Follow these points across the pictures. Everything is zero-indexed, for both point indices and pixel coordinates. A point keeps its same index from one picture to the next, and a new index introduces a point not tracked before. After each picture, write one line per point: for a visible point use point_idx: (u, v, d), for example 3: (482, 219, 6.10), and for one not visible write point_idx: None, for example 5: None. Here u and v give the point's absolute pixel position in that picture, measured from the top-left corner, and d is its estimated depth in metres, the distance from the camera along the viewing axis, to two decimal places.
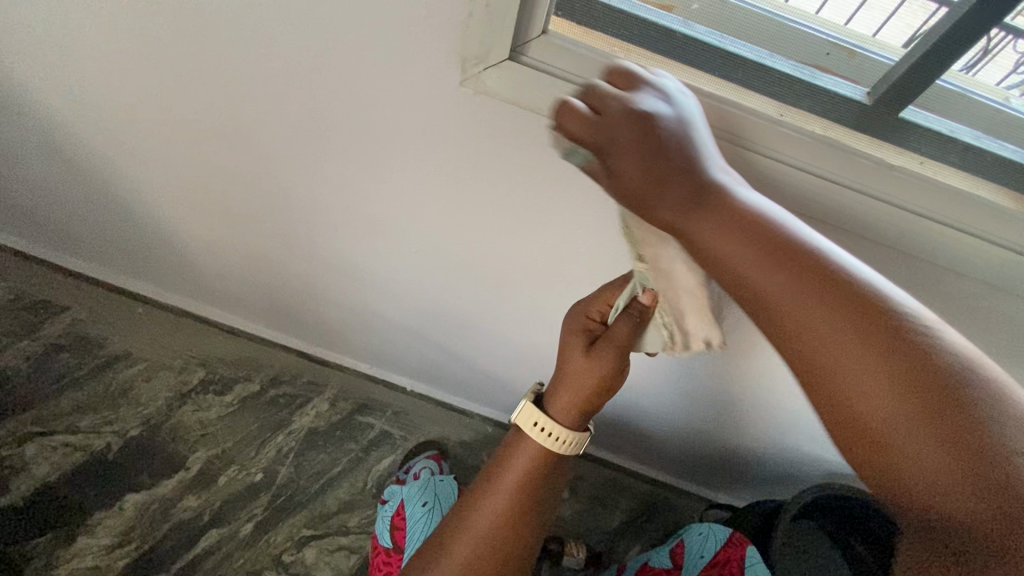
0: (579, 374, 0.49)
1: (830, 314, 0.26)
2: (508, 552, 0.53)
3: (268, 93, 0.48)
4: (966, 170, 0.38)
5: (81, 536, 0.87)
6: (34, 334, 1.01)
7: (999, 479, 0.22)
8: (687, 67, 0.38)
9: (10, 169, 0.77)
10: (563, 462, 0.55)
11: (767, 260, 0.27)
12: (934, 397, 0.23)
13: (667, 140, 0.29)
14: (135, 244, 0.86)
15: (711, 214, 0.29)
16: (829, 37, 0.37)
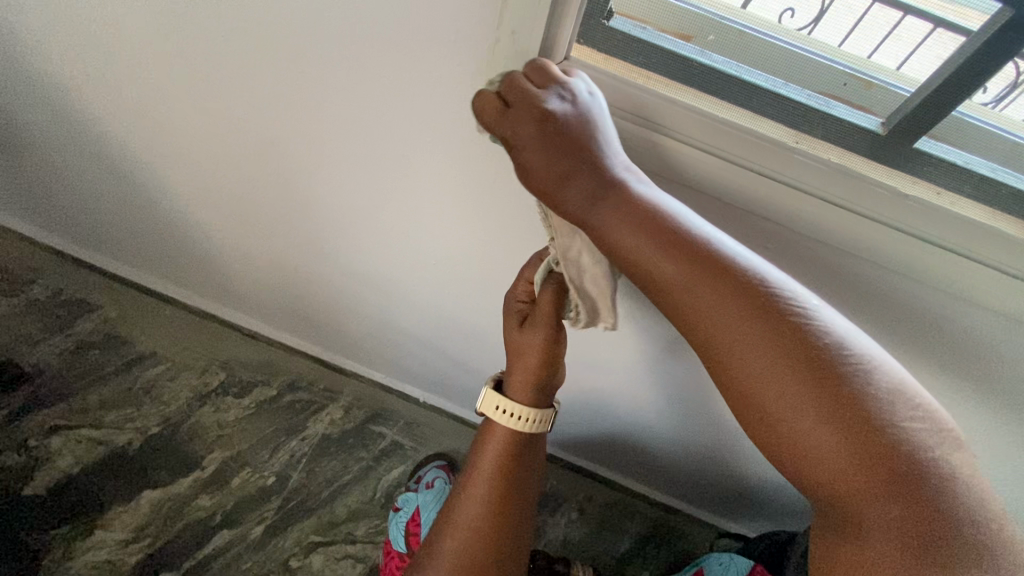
0: (524, 350, 0.50)
1: (734, 313, 0.33)
2: (493, 556, 0.54)
3: (303, 106, 0.51)
4: (981, 200, 0.39)
5: (98, 529, 0.89)
6: (66, 330, 1.05)
7: (847, 439, 0.30)
8: (704, 94, 0.38)
9: (59, 174, 0.81)
10: (535, 456, 0.57)
11: (703, 286, 0.33)
12: (838, 403, 0.31)
13: (573, 136, 0.34)
14: (168, 248, 0.90)
15: (622, 218, 0.35)
16: (847, 68, 0.38)
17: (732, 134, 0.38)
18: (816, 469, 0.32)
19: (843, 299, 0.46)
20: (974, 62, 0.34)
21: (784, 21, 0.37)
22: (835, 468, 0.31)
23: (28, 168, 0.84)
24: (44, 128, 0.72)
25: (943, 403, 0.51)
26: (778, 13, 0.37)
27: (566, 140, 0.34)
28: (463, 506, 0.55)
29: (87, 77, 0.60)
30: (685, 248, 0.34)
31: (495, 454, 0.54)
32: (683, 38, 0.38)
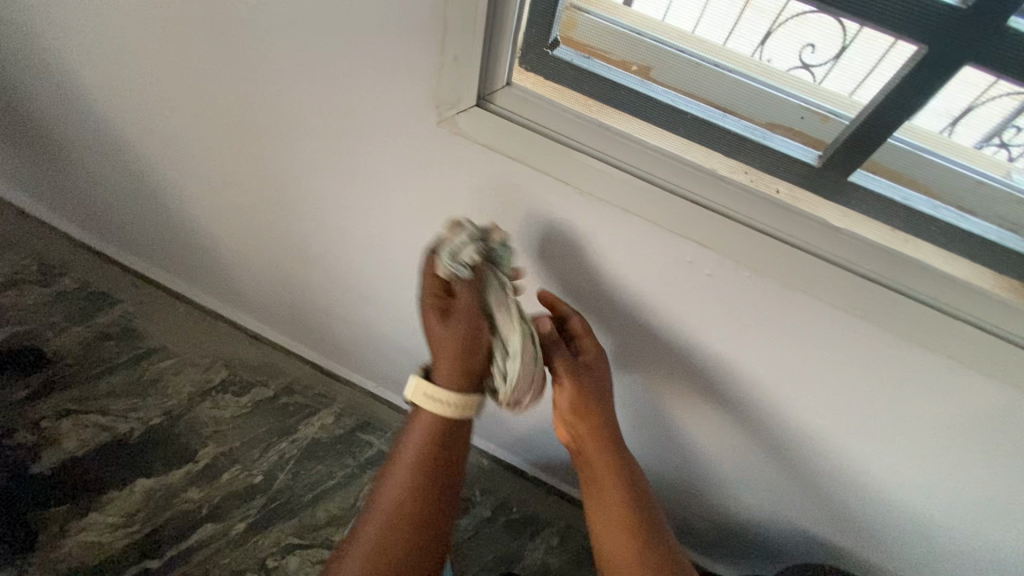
0: (441, 344, 0.53)
1: (618, 473, 0.64)
2: (404, 545, 0.60)
3: (289, 120, 0.55)
4: (913, 235, 0.39)
5: (92, 511, 0.93)
6: (88, 321, 1.12)
7: (636, 544, 0.63)
8: (640, 120, 0.40)
9: (92, 175, 0.89)
10: (460, 451, 0.62)
11: (610, 458, 0.64)
12: (639, 529, 0.64)
13: (602, 369, 0.58)
14: (184, 248, 0.96)
15: (591, 415, 0.61)
16: (801, 100, 0.37)
17: (665, 162, 0.40)
18: (618, 553, 0.64)
19: (790, 330, 0.46)
20: (897, 100, 0.34)
21: (805, 57, 0.35)
22: (624, 554, 0.63)
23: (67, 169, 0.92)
24: (79, 133, 0.80)
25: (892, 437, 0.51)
26: (796, 53, 0.36)
27: (598, 377, 0.58)
28: (388, 487, 0.61)
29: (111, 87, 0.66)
30: (608, 439, 0.63)
31: (419, 449, 0.59)
32: (621, 66, 0.40)
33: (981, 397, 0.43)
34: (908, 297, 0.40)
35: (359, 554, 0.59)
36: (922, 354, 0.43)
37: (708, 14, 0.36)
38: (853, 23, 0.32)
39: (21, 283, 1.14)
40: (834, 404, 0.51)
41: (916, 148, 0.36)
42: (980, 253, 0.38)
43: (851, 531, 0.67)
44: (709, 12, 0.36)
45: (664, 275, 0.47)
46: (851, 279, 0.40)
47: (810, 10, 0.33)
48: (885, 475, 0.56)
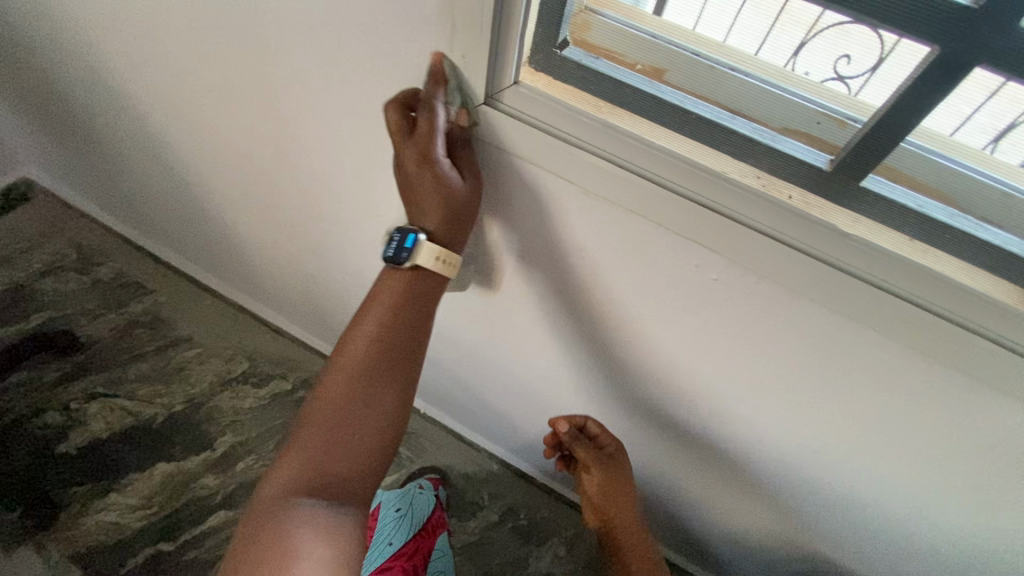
0: (452, 205, 0.46)
1: (638, 543, 0.77)
2: (345, 448, 0.49)
3: (318, 116, 0.58)
4: (928, 245, 0.37)
5: (113, 492, 0.97)
6: (120, 308, 1.16)
7: None
8: (645, 119, 0.41)
9: (138, 168, 0.95)
10: (419, 339, 0.52)
11: (631, 530, 0.77)
12: None
13: (620, 461, 0.75)
14: (216, 240, 1.01)
15: (613, 496, 0.76)
16: (818, 105, 0.37)
17: (669, 161, 0.40)
18: None
19: (797, 338, 0.46)
20: (903, 104, 0.33)
21: (839, 68, 0.34)
22: None
23: (114, 160, 0.98)
24: (129, 128, 0.85)
25: (900, 449, 0.50)
26: (830, 63, 0.34)
27: (620, 467, 0.75)
28: (354, 342, 0.51)
29: (161, 81, 0.71)
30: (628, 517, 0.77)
31: (365, 332, 0.51)
32: (626, 66, 0.41)
33: (997, 416, 0.42)
34: (920, 309, 0.38)
35: (293, 457, 0.49)
36: (934, 367, 0.41)
37: (738, 23, 0.36)
38: (871, 30, 0.31)
39: (59, 270, 1.19)
40: (843, 416, 0.51)
41: (949, 163, 0.35)
42: (1006, 267, 0.36)
43: (863, 545, 0.66)
44: (740, 21, 0.36)
45: (668, 275, 0.47)
46: (862, 287, 0.39)
47: (822, 9, 0.32)
48: (894, 489, 0.55)
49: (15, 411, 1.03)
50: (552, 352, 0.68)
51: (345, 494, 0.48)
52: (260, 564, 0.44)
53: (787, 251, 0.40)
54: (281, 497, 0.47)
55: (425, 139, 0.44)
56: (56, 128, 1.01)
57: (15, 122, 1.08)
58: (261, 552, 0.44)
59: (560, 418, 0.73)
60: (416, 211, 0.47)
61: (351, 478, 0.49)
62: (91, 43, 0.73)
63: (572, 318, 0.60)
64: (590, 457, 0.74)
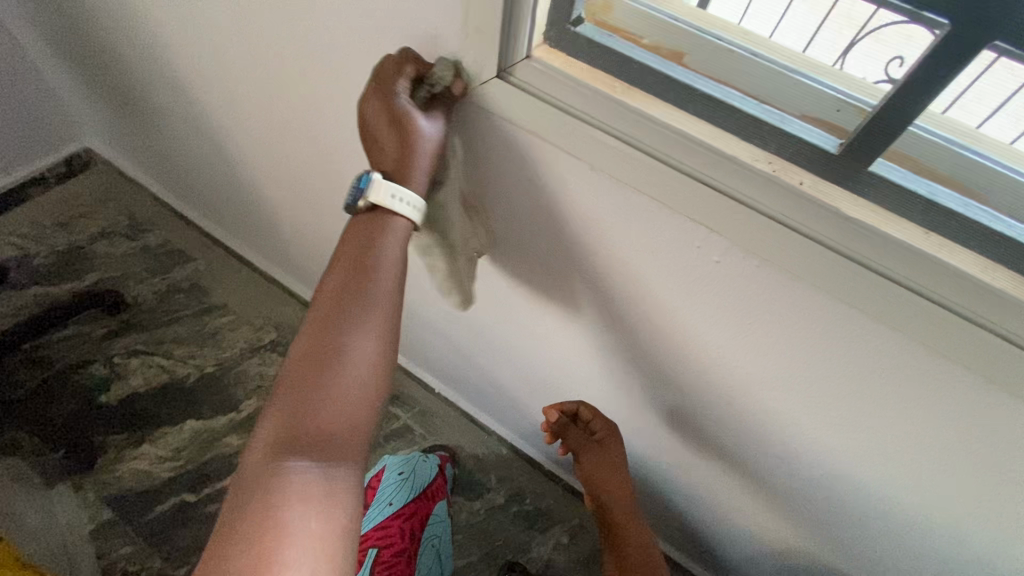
0: (408, 142, 0.47)
1: (627, 516, 0.80)
2: (315, 398, 0.47)
3: (345, 91, 0.60)
4: (935, 234, 0.37)
5: (146, 442, 1.03)
6: (163, 273, 1.23)
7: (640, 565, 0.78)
8: (651, 96, 0.41)
9: (188, 139, 1.01)
10: (387, 281, 0.50)
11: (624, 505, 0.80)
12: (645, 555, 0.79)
13: (611, 443, 0.77)
14: (254, 212, 1.06)
15: (604, 471, 0.78)
16: (839, 92, 0.37)
17: (674, 139, 0.40)
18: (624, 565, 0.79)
19: (798, 327, 0.45)
20: (908, 95, 0.33)
21: (890, 70, 0.34)
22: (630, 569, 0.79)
23: (167, 131, 1.04)
24: (181, 100, 0.91)
25: (907, 447, 0.49)
26: (880, 65, 0.34)
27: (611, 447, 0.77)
28: (323, 295, 0.51)
29: (209, 56, 0.76)
30: (621, 492, 0.79)
31: (334, 283, 0.50)
32: (632, 40, 0.41)
33: (1008, 422, 0.40)
34: (922, 299, 0.37)
35: (272, 418, 0.47)
36: (938, 362, 0.40)
37: (787, 20, 0.37)
38: (928, 32, 0.31)
39: (111, 235, 1.27)
40: (847, 411, 0.50)
41: (966, 152, 0.35)
42: (1014, 259, 0.35)
43: (871, 555, 0.64)
44: (790, 20, 0.37)
45: (671, 256, 0.47)
46: (864, 275, 0.38)
47: (875, 7, 0.33)
48: (901, 494, 0.54)
49: (64, 362, 1.10)
50: (562, 334, 0.69)
51: (321, 445, 0.45)
52: (248, 536, 0.41)
53: (787, 232, 0.39)
54: (265, 461, 0.45)
55: (389, 77, 0.46)
56: (117, 102, 1.08)
57: (82, 93, 1.16)
58: (246, 520, 0.42)
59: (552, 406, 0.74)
60: (381, 147, 0.49)
61: (326, 432, 0.46)
62: (148, 18, 0.78)
63: (581, 297, 0.60)
64: (582, 442, 0.77)
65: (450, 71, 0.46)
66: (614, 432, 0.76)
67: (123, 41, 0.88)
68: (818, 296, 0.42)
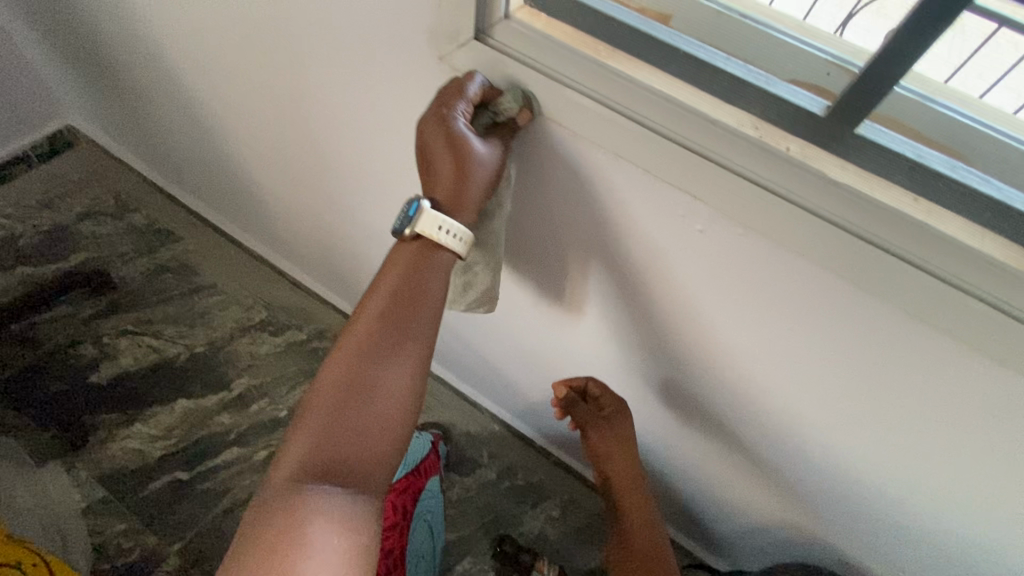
0: (460, 169, 0.44)
1: (638, 494, 0.78)
2: (343, 433, 0.44)
3: (325, 61, 0.59)
4: (920, 196, 0.36)
5: (136, 422, 1.03)
6: (151, 253, 1.22)
7: (647, 545, 0.76)
8: (634, 57, 0.40)
9: (170, 115, 0.98)
10: (423, 312, 0.47)
11: (633, 484, 0.78)
12: (651, 532, 0.77)
13: (621, 421, 0.74)
14: (240, 191, 1.04)
15: (614, 448, 0.76)
16: (830, 55, 0.36)
17: (656, 101, 0.39)
18: (631, 544, 0.77)
19: (782, 295, 0.45)
20: (896, 48, 0.32)
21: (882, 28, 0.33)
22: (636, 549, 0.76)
23: (149, 107, 1.01)
24: (161, 74, 0.89)
25: (887, 414, 0.49)
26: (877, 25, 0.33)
27: (621, 422, 0.75)
28: (358, 322, 0.47)
29: (186, 26, 0.73)
30: (630, 470, 0.77)
31: (370, 309, 0.47)
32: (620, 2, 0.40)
33: (987, 387, 0.41)
34: (912, 267, 0.37)
35: (295, 445, 0.45)
36: (919, 327, 0.40)
37: None
38: None
39: (97, 215, 1.25)
40: (831, 383, 0.50)
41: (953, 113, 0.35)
42: (997, 220, 0.35)
43: (853, 523, 0.66)
44: None
45: (653, 224, 0.47)
46: (849, 240, 0.38)
47: None
48: (884, 460, 0.54)
49: (53, 342, 1.10)
50: (550, 308, 0.69)
51: (352, 484, 0.44)
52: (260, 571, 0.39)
53: (775, 200, 0.38)
54: (284, 489, 0.43)
55: (451, 98, 0.43)
56: (97, 77, 1.06)
57: (61, 68, 1.12)
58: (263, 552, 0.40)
59: (559, 382, 0.72)
60: (429, 171, 0.45)
61: (354, 469, 0.44)
62: None
63: (567, 269, 0.60)
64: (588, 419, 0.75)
65: (518, 104, 0.43)
66: (622, 408, 0.74)
67: (101, 14, 0.86)
68: (801, 263, 0.41)
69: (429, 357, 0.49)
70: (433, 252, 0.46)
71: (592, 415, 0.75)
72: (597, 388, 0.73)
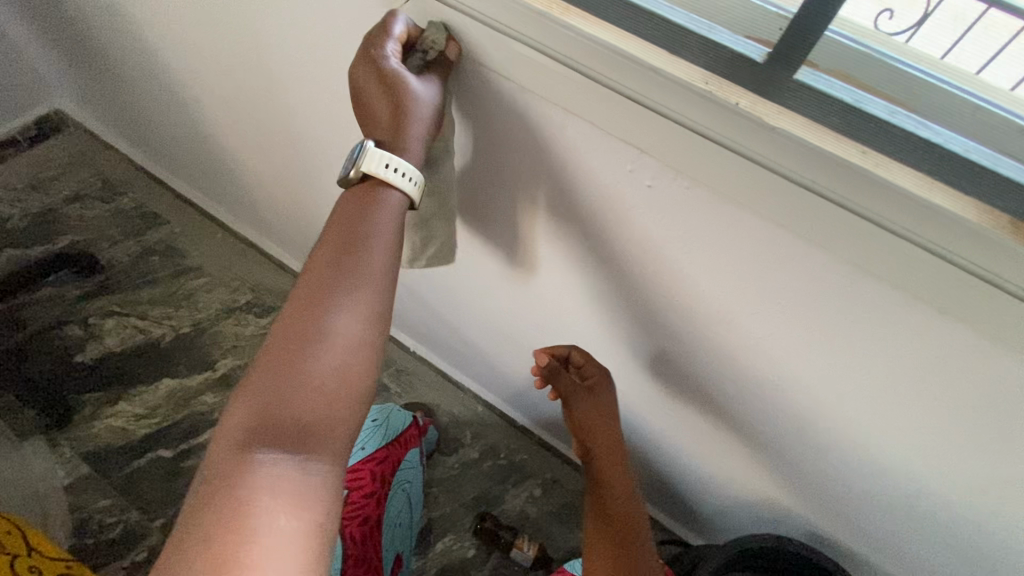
0: (399, 105, 0.44)
1: (619, 467, 0.76)
2: (292, 385, 0.41)
3: (288, 29, 0.59)
4: (862, 143, 0.36)
5: (121, 401, 1.04)
6: (138, 236, 1.22)
7: (622, 519, 0.73)
8: (578, 8, 0.40)
9: (149, 95, 0.98)
10: (379, 255, 0.45)
11: (615, 457, 0.76)
12: (628, 507, 0.74)
13: (601, 390, 0.73)
14: (222, 171, 1.05)
15: (598, 418, 0.74)
16: (778, 8, 0.36)
17: (597, 51, 0.39)
18: (609, 518, 0.74)
19: (738, 250, 0.45)
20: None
21: None
22: (612, 522, 0.73)
23: (129, 87, 1.02)
24: (138, 52, 0.89)
25: (846, 371, 0.49)
26: None
27: (602, 392, 0.73)
28: (307, 273, 0.45)
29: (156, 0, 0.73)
30: (611, 441, 0.75)
31: (318, 260, 0.45)
32: None
33: (932, 336, 0.41)
34: (853, 216, 0.37)
35: (245, 401, 0.41)
36: (869, 279, 0.40)
37: None
38: None
39: (85, 198, 1.26)
40: (792, 343, 0.50)
41: (914, 71, 0.36)
42: (936, 162, 0.35)
43: (826, 491, 0.65)
44: None
45: (608, 179, 0.47)
46: (792, 189, 0.37)
47: None
48: (850, 420, 0.54)
49: (40, 322, 1.11)
50: (521, 278, 0.69)
51: (305, 440, 0.39)
52: (209, 535, 0.35)
53: (717, 148, 0.38)
54: (233, 449, 0.39)
55: (378, 39, 0.44)
56: (79, 58, 1.06)
57: (44, 51, 1.13)
58: (212, 516, 0.36)
59: (541, 351, 0.69)
60: (371, 116, 0.46)
61: (308, 423, 0.40)
62: None
63: (535, 235, 0.60)
64: (570, 388, 0.72)
65: (443, 35, 0.44)
66: (604, 379, 0.73)
67: None
68: (749, 216, 0.42)
69: (389, 305, 0.46)
70: (382, 194, 0.46)
71: (573, 385, 0.73)
72: (578, 356, 0.71)
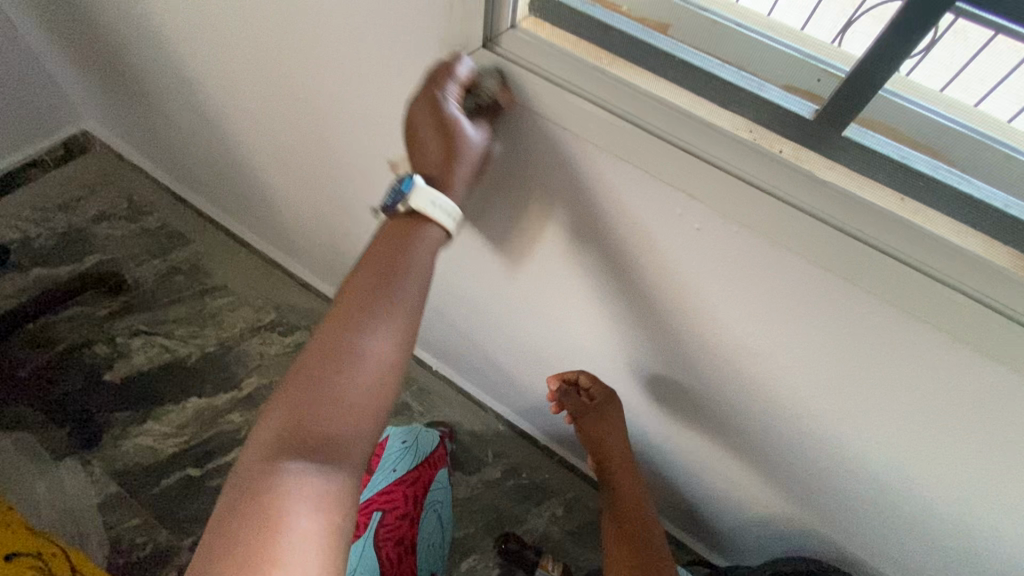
0: (452, 148, 0.47)
1: (632, 483, 0.78)
2: (326, 398, 0.43)
3: (338, 70, 0.62)
4: (903, 194, 0.39)
5: (149, 420, 1.06)
6: (163, 256, 1.24)
7: (640, 535, 0.74)
8: (634, 64, 0.43)
9: (183, 121, 1.01)
10: (414, 298, 0.48)
11: (628, 473, 0.78)
12: (644, 523, 0.75)
13: (611, 409, 0.76)
14: (251, 194, 1.07)
15: (608, 436, 0.77)
16: (820, 62, 0.38)
17: (653, 105, 0.41)
18: (627, 537, 0.74)
19: (779, 290, 0.47)
20: (878, 56, 0.35)
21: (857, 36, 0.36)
22: (630, 541, 0.73)
23: (163, 113, 1.04)
24: (176, 82, 0.91)
25: (882, 404, 0.51)
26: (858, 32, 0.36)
27: (612, 411, 0.76)
28: (348, 293, 0.47)
29: (202, 37, 0.76)
30: (623, 458, 0.78)
31: (359, 281, 0.47)
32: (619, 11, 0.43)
33: (971, 376, 0.43)
34: (897, 262, 0.39)
35: (279, 410, 0.43)
36: (911, 322, 0.42)
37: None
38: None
39: (111, 218, 1.28)
40: (828, 376, 0.52)
41: (931, 113, 0.37)
42: (977, 217, 0.37)
43: (853, 517, 0.67)
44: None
45: (653, 219, 0.48)
46: (840, 239, 0.39)
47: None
48: (882, 450, 0.55)
49: (68, 341, 1.12)
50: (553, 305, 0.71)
51: (336, 452, 0.42)
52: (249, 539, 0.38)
53: (767, 199, 0.40)
54: (266, 456, 0.41)
55: (439, 81, 0.45)
56: (112, 84, 1.09)
57: (77, 76, 1.16)
58: (249, 517, 0.39)
59: (551, 376, 0.74)
60: (418, 151, 0.48)
61: (337, 434, 0.42)
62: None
63: (571, 268, 0.62)
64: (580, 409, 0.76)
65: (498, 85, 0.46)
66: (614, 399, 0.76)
67: (119, 24, 0.89)
68: (794, 260, 0.44)
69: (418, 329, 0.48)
70: (423, 223, 0.49)
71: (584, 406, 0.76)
72: (585, 379, 0.75)
